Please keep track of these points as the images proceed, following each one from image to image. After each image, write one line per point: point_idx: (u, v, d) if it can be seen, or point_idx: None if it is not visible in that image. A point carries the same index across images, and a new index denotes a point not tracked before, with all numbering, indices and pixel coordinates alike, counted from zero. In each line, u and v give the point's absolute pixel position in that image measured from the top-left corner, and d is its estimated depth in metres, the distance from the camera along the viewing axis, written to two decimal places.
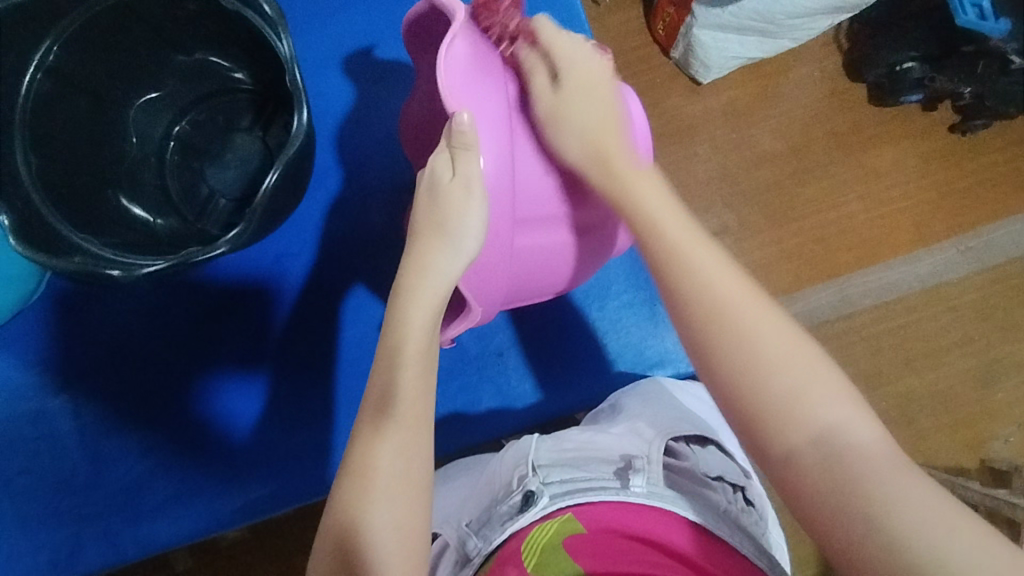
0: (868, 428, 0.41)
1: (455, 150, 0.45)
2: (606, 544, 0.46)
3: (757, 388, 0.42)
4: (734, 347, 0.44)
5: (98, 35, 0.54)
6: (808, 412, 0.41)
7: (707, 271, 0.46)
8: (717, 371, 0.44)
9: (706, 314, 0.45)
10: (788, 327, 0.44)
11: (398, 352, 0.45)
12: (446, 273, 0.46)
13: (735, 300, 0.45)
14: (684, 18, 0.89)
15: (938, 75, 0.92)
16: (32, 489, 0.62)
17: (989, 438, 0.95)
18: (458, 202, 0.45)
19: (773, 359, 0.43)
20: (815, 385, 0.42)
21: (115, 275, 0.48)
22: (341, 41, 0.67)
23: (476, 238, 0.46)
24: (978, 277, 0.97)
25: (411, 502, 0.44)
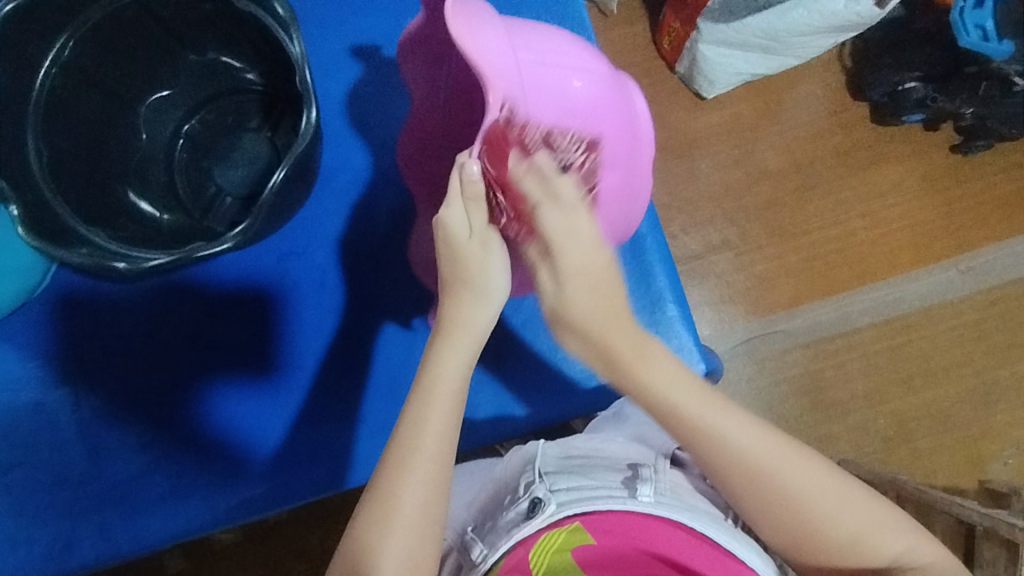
0: (918, 540, 0.48)
1: (469, 202, 0.46)
2: (615, 557, 0.46)
3: (820, 542, 0.47)
4: (777, 503, 0.47)
5: (114, 32, 0.54)
6: (872, 547, 0.47)
7: (741, 439, 0.47)
8: (778, 529, 0.47)
9: (754, 484, 0.47)
10: (824, 468, 0.48)
11: (429, 391, 0.46)
12: (479, 328, 0.48)
13: (773, 466, 0.46)
14: (689, 34, 0.90)
15: (938, 95, 0.92)
16: (29, 482, 0.62)
17: (987, 458, 0.95)
18: (478, 255, 0.47)
19: (819, 505, 0.47)
20: (870, 526, 0.47)
21: (121, 268, 0.48)
22: (351, 47, 0.67)
23: (504, 288, 0.48)
24: (978, 297, 0.97)
25: (425, 536, 0.44)
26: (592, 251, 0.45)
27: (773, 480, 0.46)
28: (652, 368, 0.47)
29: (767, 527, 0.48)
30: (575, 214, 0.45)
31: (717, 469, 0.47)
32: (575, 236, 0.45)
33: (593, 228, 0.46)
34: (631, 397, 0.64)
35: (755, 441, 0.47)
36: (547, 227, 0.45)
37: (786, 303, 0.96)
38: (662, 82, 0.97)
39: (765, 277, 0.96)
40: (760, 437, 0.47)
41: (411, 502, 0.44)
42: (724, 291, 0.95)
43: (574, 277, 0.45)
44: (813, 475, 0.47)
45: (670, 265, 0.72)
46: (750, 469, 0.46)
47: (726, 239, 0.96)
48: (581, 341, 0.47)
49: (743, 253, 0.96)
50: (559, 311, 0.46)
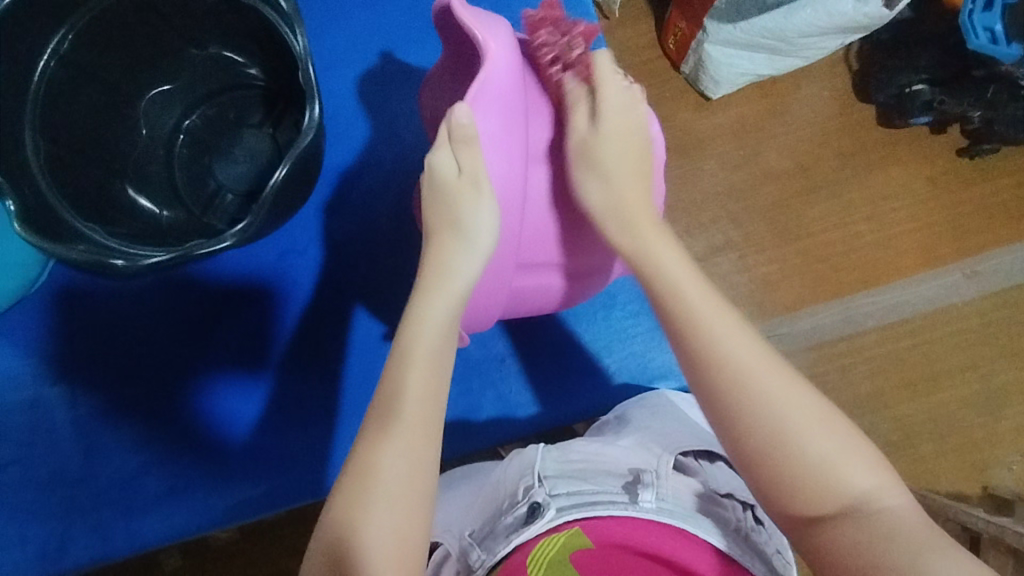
0: (892, 489, 0.43)
1: (457, 143, 0.49)
2: (615, 560, 0.45)
3: (785, 459, 0.43)
4: (755, 420, 0.44)
5: (114, 26, 0.54)
6: (836, 480, 0.43)
7: (726, 337, 0.47)
8: (746, 440, 0.44)
9: (729, 378, 0.45)
10: (807, 390, 0.45)
11: (413, 341, 0.48)
12: (466, 273, 0.50)
13: (753, 364, 0.46)
14: (695, 34, 0.89)
15: (946, 98, 0.91)
16: (24, 480, 0.61)
17: (991, 464, 0.94)
18: (468, 199, 0.50)
19: (792, 419, 0.44)
20: (842, 454, 0.43)
21: (119, 265, 0.47)
22: (354, 43, 0.67)
23: (489, 233, 0.51)
24: (983, 301, 0.97)
25: (413, 505, 0.43)
26: (630, 113, 0.54)
27: (751, 382, 0.45)
28: (659, 241, 0.52)
29: (731, 438, 0.45)
30: (620, 88, 0.55)
31: (703, 371, 0.47)
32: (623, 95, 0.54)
33: (627, 93, 0.55)
34: (633, 402, 0.64)
35: (746, 351, 0.46)
36: (603, 76, 0.54)
37: (790, 306, 0.95)
38: (666, 82, 0.97)
39: (768, 279, 0.95)
40: (747, 345, 0.47)
41: (395, 465, 0.43)
42: (727, 293, 0.94)
43: (611, 119, 0.53)
44: (791, 393, 0.45)
45: None
46: (729, 370, 0.46)
47: (730, 241, 0.95)
48: (604, 190, 0.53)
49: (747, 254, 0.95)
50: (591, 143, 0.53)
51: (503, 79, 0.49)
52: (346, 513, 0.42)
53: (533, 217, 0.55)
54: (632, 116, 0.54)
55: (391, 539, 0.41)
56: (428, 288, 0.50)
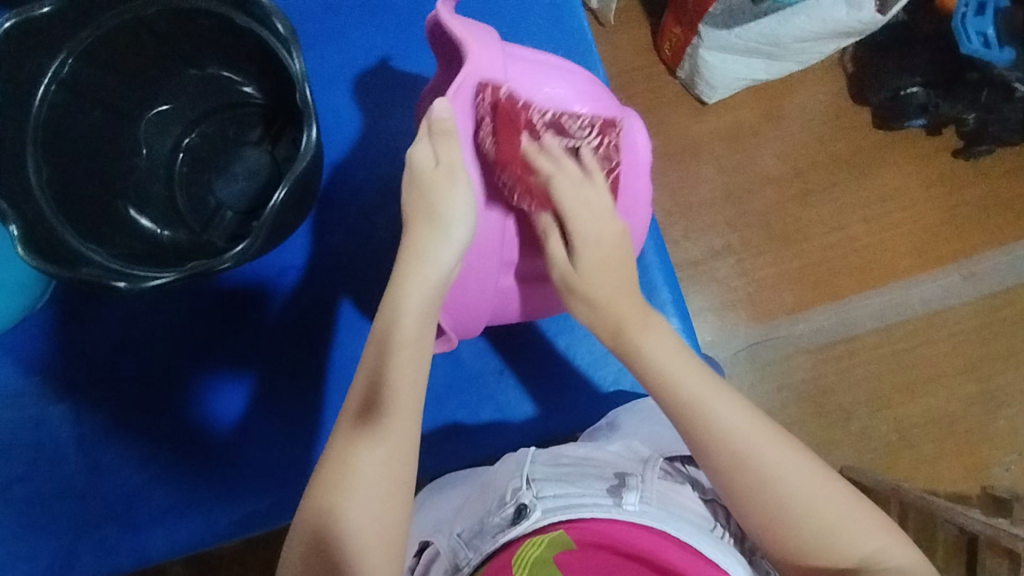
0: (895, 547, 0.45)
1: (435, 135, 0.46)
2: (595, 560, 0.44)
3: (793, 535, 0.45)
4: (762, 488, 0.45)
5: (112, 50, 0.54)
6: (841, 547, 0.44)
7: (728, 418, 0.46)
8: (747, 506, 0.45)
9: (730, 454, 0.46)
10: (804, 459, 0.46)
11: (388, 339, 0.46)
12: (440, 264, 0.47)
13: (751, 437, 0.46)
14: (690, 40, 0.89)
15: (941, 102, 0.92)
16: (28, 496, 0.62)
17: (989, 465, 0.95)
18: (443, 186, 0.46)
19: (792, 494, 0.45)
20: (845, 520, 0.45)
21: (121, 288, 0.48)
22: (350, 58, 0.67)
23: (465, 223, 0.47)
24: (980, 303, 0.97)
25: (392, 498, 0.44)
26: (605, 225, 0.49)
27: (750, 464, 0.45)
28: (651, 336, 0.49)
29: (734, 502, 0.46)
30: (587, 189, 0.48)
31: (703, 453, 0.46)
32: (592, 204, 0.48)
33: (606, 200, 0.49)
34: (622, 408, 0.65)
35: (744, 424, 0.46)
36: (564, 201, 0.48)
37: (788, 309, 0.96)
38: (662, 88, 0.97)
39: (766, 283, 0.95)
40: (745, 421, 0.46)
41: (378, 463, 0.44)
42: (725, 297, 0.95)
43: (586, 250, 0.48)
44: (791, 465, 0.46)
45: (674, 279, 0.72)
46: (726, 448, 0.46)
47: (727, 245, 0.96)
48: (589, 309, 0.50)
49: (744, 258, 0.96)
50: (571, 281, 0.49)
51: (491, 72, 0.49)
52: (330, 507, 0.43)
53: (517, 215, 0.52)
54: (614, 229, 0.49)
55: (377, 532, 0.43)
56: (402, 284, 0.47)
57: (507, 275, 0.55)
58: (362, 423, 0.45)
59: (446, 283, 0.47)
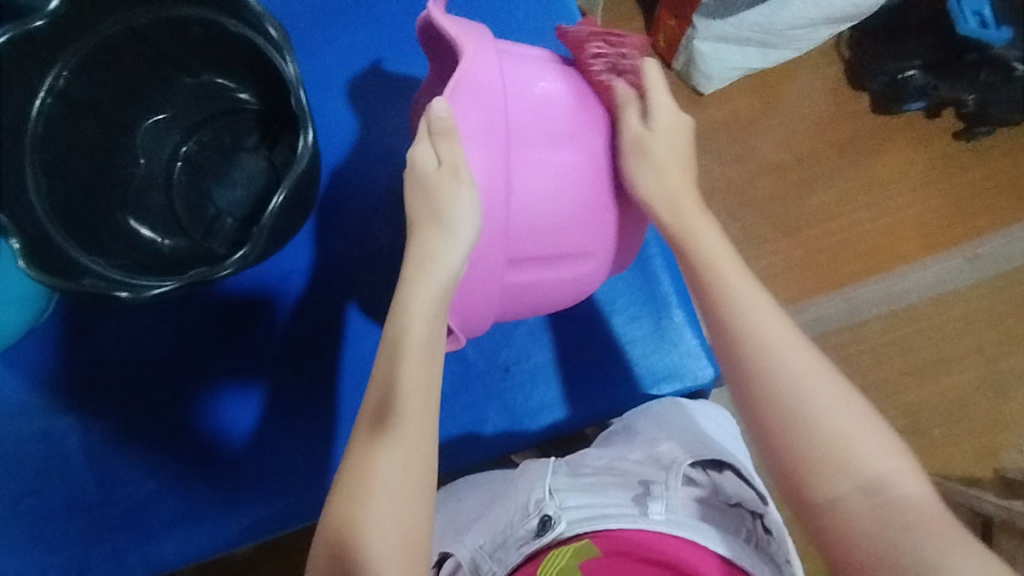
0: (914, 485, 0.42)
1: (436, 136, 0.45)
2: (621, 567, 0.45)
3: (803, 448, 0.43)
4: (773, 394, 0.45)
5: (107, 59, 0.54)
6: (855, 463, 0.43)
7: (761, 324, 0.47)
8: (763, 416, 0.45)
9: (755, 346, 0.46)
10: (821, 367, 0.46)
11: (399, 346, 0.46)
12: (448, 261, 0.47)
13: (774, 338, 0.46)
14: (684, 31, 0.89)
15: (940, 83, 0.93)
16: (39, 510, 0.62)
17: (1002, 447, 0.94)
18: (447, 187, 0.45)
19: (809, 401, 0.44)
20: (863, 441, 0.43)
21: (123, 297, 0.48)
22: (344, 62, 0.67)
23: (471, 220, 0.46)
24: (986, 284, 0.96)
25: (411, 501, 0.44)
26: (678, 145, 0.53)
27: (771, 363, 0.45)
28: (701, 220, 0.52)
29: (748, 412, 0.46)
30: (658, 100, 0.53)
31: (750, 371, 0.46)
32: (667, 109, 0.53)
33: (672, 114, 0.53)
34: (640, 411, 0.64)
35: (787, 343, 0.46)
36: (629, 131, 0.52)
37: (793, 298, 0.95)
38: None
39: (770, 272, 0.95)
40: (782, 329, 0.47)
41: (389, 465, 0.44)
42: None
43: (663, 120, 0.52)
44: (814, 374, 0.45)
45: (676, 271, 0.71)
46: (765, 350, 0.46)
47: (729, 235, 0.95)
48: (653, 180, 0.52)
49: (748, 247, 0.95)
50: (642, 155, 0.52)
51: (486, 76, 0.46)
52: (347, 515, 0.43)
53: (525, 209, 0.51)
54: (682, 118, 0.53)
55: (393, 538, 0.43)
56: (411, 287, 0.47)
57: (516, 271, 0.53)
58: (375, 433, 0.45)
59: (455, 280, 0.47)
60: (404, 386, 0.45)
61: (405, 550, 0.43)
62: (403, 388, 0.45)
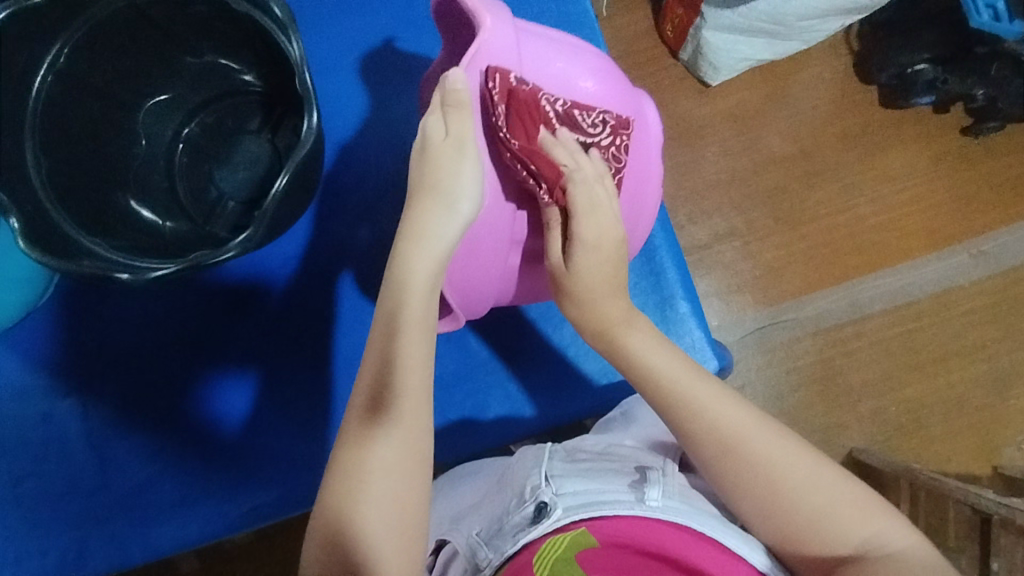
0: (900, 533, 0.44)
1: (447, 108, 0.46)
2: (616, 558, 0.45)
3: (782, 516, 0.46)
4: (739, 468, 0.47)
5: (110, 37, 0.53)
6: (837, 530, 0.45)
7: (708, 402, 0.49)
8: (740, 497, 0.47)
9: (719, 444, 0.48)
10: (783, 440, 0.48)
11: (393, 324, 0.45)
12: (444, 238, 0.46)
13: (736, 426, 0.48)
14: (693, 21, 0.88)
15: (949, 76, 0.90)
16: (39, 491, 0.62)
17: (1001, 445, 0.94)
18: (449, 160, 0.46)
19: (779, 475, 0.46)
20: (841, 507, 0.45)
21: (124, 279, 0.47)
22: (349, 44, 0.66)
23: (471, 201, 0.46)
24: (990, 282, 0.96)
25: (408, 479, 0.44)
26: (606, 227, 0.51)
27: (743, 452, 0.47)
28: (636, 333, 0.53)
29: (726, 494, 0.48)
30: (596, 188, 0.50)
31: (679, 425, 0.49)
32: (597, 206, 0.50)
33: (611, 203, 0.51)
34: (638, 399, 0.64)
35: (733, 420, 0.48)
36: (576, 199, 0.49)
37: (796, 292, 0.95)
38: (665, 70, 0.96)
39: (773, 265, 0.94)
40: (748, 421, 0.48)
41: (385, 453, 0.44)
42: (731, 280, 0.94)
43: (589, 226, 0.50)
44: (782, 451, 0.47)
45: (680, 259, 0.71)
46: (726, 440, 0.48)
47: (733, 228, 0.95)
48: (585, 307, 0.54)
49: (751, 240, 0.95)
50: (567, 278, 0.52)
51: (500, 53, 0.48)
52: (345, 502, 0.43)
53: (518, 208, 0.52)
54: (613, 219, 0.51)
55: (390, 522, 0.43)
56: (406, 262, 0.46)
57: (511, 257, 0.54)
58: (369, 418, 0.44)
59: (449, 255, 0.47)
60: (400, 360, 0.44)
61: (400, 531, 0.43)
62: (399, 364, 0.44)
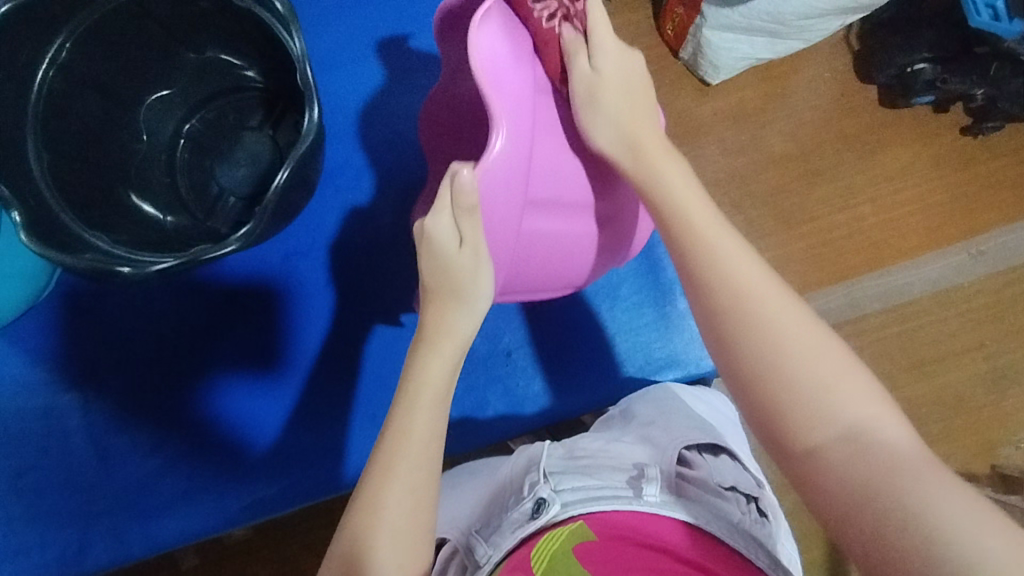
0: (897, 429, 0.40)
1: (459, 210, 0.45)
2: (615, 550, 0.45)
3: (777, 391, 0.42)
4: (751, 325, 0.44)
5: (109, 32, 0.54)
6: (833, 412, 0.41)
7: (732, 258, 0.46)
8: (743, 365, 0.44)
9: (731, 295, 0.45)
10: (807, 314, 0.44)
11: (411, 399, 0.47)
12: (458, 334, 0.48)
13: (756, 288, 0.45)
14: (693, 19, 0.88)
15: (950, 77, 0.90)
16: (39, 486, 0.62)
17: (1000, 444, 0.95)
18: (466, 267, 0.47)
19: (789, 344, 0.43)
20: (842, 386, 0.41)
21: (126, 273, 0.47)
22: (350, 41, 0.67)
23: (487, 297, 0.49)
24: (990, 281, 0.96)
25: (419, 498, 0.45)
26: (629, 106, 0.50)
27: (756, 313, 0.44)
28: (667, 166, 0.49)
29: (726, 355, 0.45)
30: (627, 63, 0.50)
31: (705, 289, 0.46)
32: (624, 78, 0.50)
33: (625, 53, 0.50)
34: (639, 395, 0.64)
35: (758, 279, 0.45)
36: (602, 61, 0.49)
37: (796, 290, 0.95)
38: (666, 68, 0.96)
39: (773, 264, 0.95)
40: (764, 278, 0.45)
41: (400, 502, 0.44)
42: None
43: (616, 97, 0.49)
44: (794, 317, 0.44)
45: None
46: (740, 298, 0.44)
47: (733, 227, 0.95)
48: (610, 127, 0.49)
49: (752, 239, 0.95)
50: (597, 85, 0.49)
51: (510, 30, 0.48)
52: (359, 529, 0.44)
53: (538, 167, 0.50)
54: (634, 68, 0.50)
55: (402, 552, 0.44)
56: (427, 344, 0.48)
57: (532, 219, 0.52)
58: (384, 466, 0.45)
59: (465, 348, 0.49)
60: (429, 360, 0.47)
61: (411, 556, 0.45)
62: (429, 366, 0.47)
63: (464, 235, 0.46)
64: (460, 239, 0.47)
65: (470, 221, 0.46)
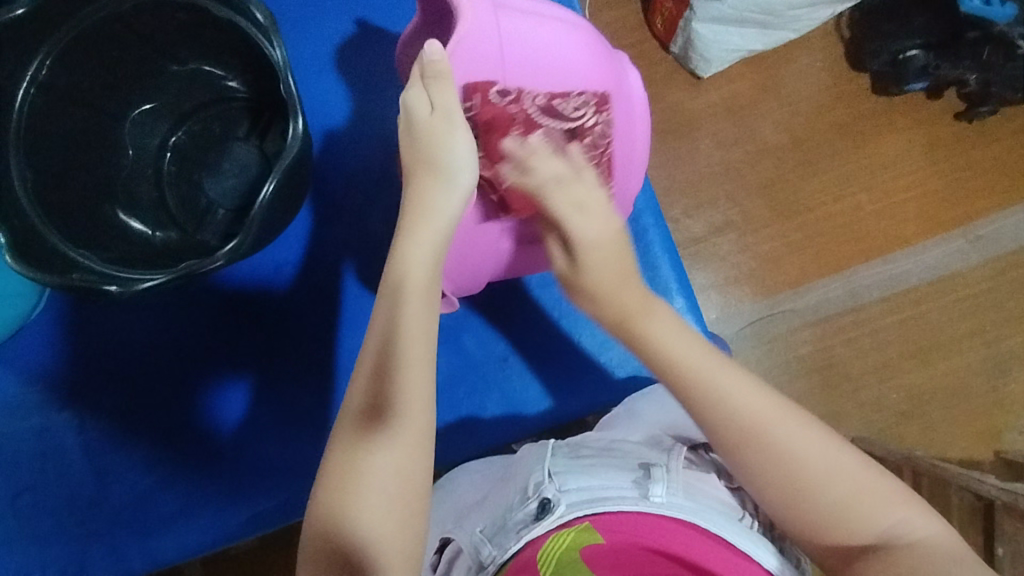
0: (924, 519, 0.43)
1: (428, 80, 0.47)
2: (627, 555, 0.44)
3: (814, 510, 0.43)
4: (769, 456, 0.44)
5: (90, 47, 0.53)
6: (865, 521, 0.43)
7: (729, 389, 0.45)
8: (768, 491, 0.44)
9: (741, 436, 0.44)
10: (815, 430, 0.45)
11: (399, 293, 0.45)
12: (444, 212, 0.47)
13: (766, 415, 0.44)
14: (682, 13, 0.88)
15: (941, 62, 0.90)
16: (38, 505, 0.62)
17: (1003, 429, 0.94)
18: (441, 131, 0.47)
19: (811, 464, 0.44)
20: (869, 493, 0.43)
21: (113, 291, 0.47)
22: (333, 45, 0.66)
23: (469, 170, 0.48)
24: (988, 266, 0.96)
25: (406, 463, 0.43)
26: (603, 224, 0.47)
27: (767, 441, 0.44)
28: (656, 323, 0.47)
29: (757, 487, 0.45)
30: (573, 186, 0.48)
31: (711, 427, 0.45)
32: (586, 206, 0.47)
33: (598, 196, 0.48)
34: (641, 395, 0.64)
35: (754, 402, 0.45)
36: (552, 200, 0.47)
37: (793, 282, 0.94)
38: (656, 63, 0.95)
39: (769, 256, 0.94)
40: (767, 403, 0.45)
41: (385, 461, 0.43)
42: (729, 273, 0.93)
43: (592, 258, 0.48)
44: (812, 440, 0.44)
45: (675, 254, 0.71)
46: (756, 430, 0.44)
47: (729, 220, 0.94)
48: (602, 260, 0.47)
49: (747, 232, 0.94)
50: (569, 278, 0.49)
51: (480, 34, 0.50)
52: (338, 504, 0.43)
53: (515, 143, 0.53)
54: (608, 229, 0.47)
55: (386, 518, 0.42)
56: (407, 237, 0.47)
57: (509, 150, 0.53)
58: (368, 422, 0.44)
59: (449, 233, 0.48)
60: (416, 234, 0.46)
61: (403, 521, 0.43)
62: (411, 251, 0.46)
63: (435, 102, 0.47)
64: (431, 105, 0.47)
65: (438, 87, 0.47)
